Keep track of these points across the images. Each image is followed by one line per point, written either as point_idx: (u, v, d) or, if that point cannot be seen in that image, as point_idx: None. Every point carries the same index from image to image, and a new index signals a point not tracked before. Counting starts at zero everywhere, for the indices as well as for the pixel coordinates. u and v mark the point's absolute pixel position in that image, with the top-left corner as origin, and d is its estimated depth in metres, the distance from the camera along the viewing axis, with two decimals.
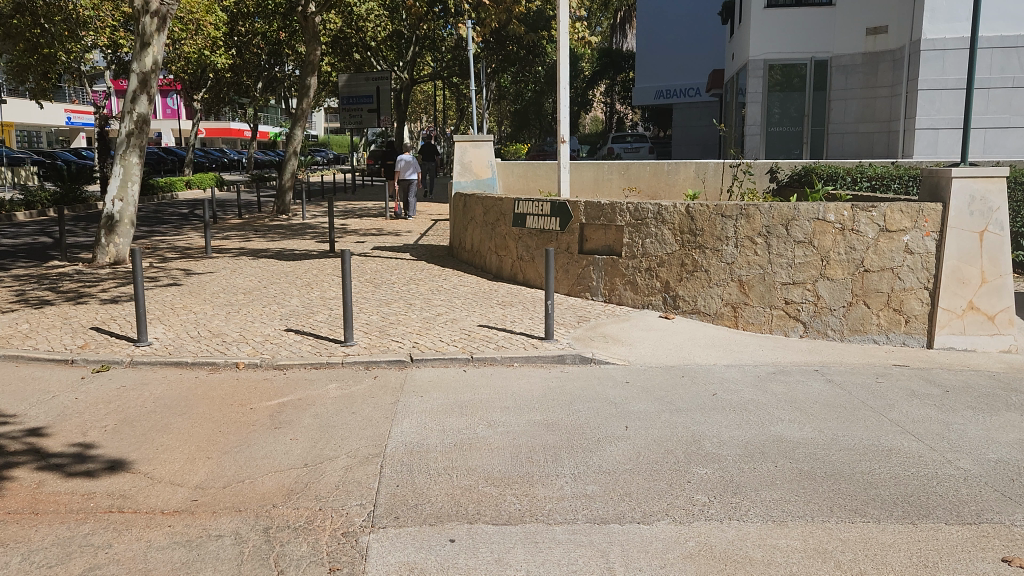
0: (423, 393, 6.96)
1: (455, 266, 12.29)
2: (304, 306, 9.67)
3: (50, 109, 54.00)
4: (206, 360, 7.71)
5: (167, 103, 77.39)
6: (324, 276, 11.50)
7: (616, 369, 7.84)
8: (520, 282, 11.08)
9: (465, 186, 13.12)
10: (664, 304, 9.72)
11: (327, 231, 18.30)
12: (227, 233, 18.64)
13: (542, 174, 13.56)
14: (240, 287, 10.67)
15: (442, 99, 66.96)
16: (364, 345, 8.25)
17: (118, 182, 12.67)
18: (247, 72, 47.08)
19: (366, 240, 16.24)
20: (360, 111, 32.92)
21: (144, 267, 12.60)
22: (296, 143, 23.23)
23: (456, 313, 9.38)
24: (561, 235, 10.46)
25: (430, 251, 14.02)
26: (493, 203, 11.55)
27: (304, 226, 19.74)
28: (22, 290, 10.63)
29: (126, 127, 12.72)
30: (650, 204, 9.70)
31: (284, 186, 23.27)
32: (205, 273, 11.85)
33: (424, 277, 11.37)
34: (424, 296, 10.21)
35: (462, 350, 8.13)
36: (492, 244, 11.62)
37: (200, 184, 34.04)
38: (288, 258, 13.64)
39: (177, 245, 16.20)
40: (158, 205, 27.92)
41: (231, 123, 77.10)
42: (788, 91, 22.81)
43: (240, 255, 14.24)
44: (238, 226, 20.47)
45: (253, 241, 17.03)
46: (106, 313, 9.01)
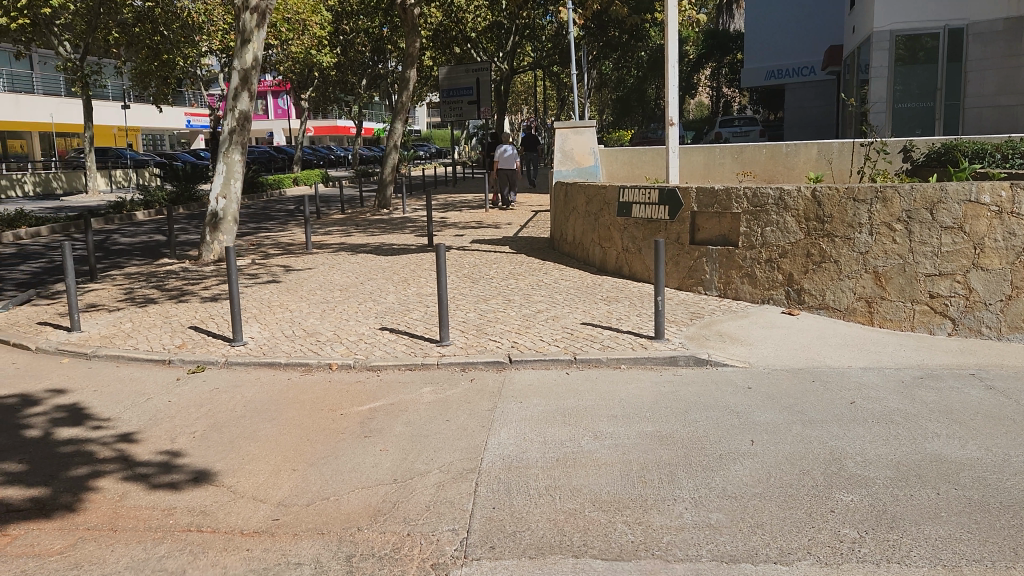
0: (523, 398, 6.42)
1: (556, 259, 11.70)
2: (400, 304, 9.33)
3: (171, 113, 56.96)
4: (299, 360, 7.48)
5: (278, 103, 80.34)
6: (421, 271, 11.17)
7: (736, 372, 7.06)
8: (626, 276, 10.37)
9: (567, 175, 12.51)
10: (787, 298, 8.81)
11: (427, 225, 18.09)
12: (329, 228, 18.77)
13: (648, 160, 12.76)
14: (338, 283, 10.47)
15: (543, 89, 66.32)
16: (461, 345, 7.79)
17: (222, 180, 12.84)
18: (351, 70, 48.03)
19: (464, 233, 15.88)
20: (460, 103, 32.81)
21: (246, 263, 12.68)
22: (397, 137, 23.26)
23: (557, 310, 8.80)
24: (670, 224, 9.68)
25: (530, 244, 13.49)
26: (596, 191, 10.87)
27: (404, 220, 19.66)
28: (130, 289, 10.82)
29: (229, 124, 12.86)
30: (771, 189, 8.80)
31: (385, 180, 23.31)
32: (304, 269, 11.76)
33: (524, 271, 10.84)
34: (523, 291, 9.69)
35: (565, 350, 7.55)
36: (595, 235, 10.96)
37: (307, 180, 34.88)
38: (386, 252, 13.44)
39: (281, 241, 16.36)
40: (267, 202, 28.72)
41: (337, 121, 79.22)
42: (918, 65, 20.93)
43: (340, 250, 14.18)
44: (340, 221, 20.61)
45: (354, 235, 17.01)
46: (204, 312, 9.00)
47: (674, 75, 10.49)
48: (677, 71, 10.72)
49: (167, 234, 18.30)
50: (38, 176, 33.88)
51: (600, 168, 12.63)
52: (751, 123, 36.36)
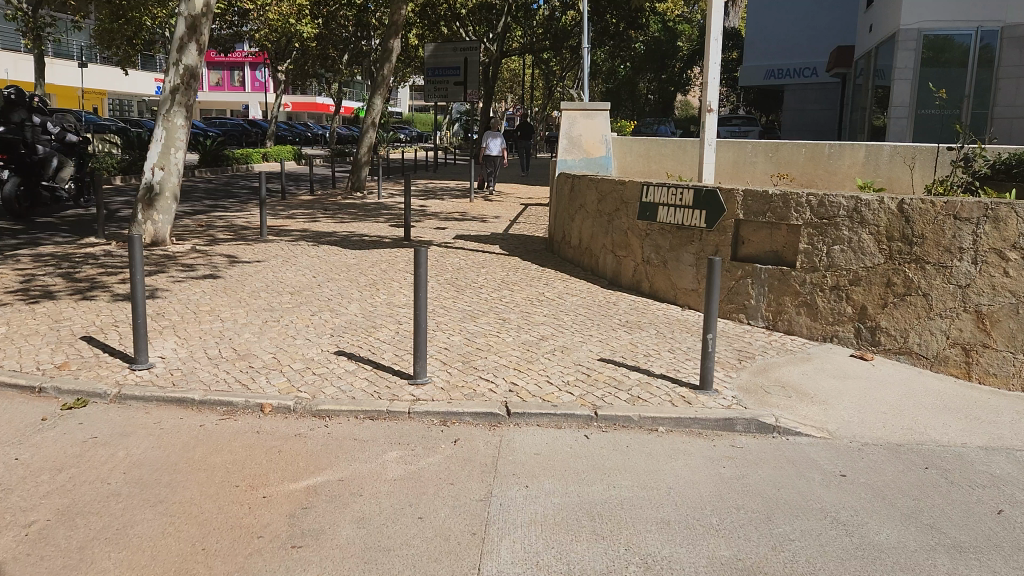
0: (529, 482, 4.48)
1: (556, 266, 9.76)
2: (364, 317, 7.37)
3: (140, 78, 54.24)
4: (219, 399, 5.52)
5: (255, 75, 77.41)
6: (394, 273, 9.20)
7: (815, 447, 5.14)
8: (644, 293, 8.48)
9: (573, 167, 10.53)
10: (857, 337, 6.92)
11: (405, 214, 16.08)
12: (294, 211, 16.70)
13: (668, 154, 10.84)
14: (290, 284, 8.47)
15: (531, 76, 64.16)
16: (442, 384, 5.84)
17: (161, 148, 10.93)
18: (332, 44, 45.64)
19: (447, 226, 13.91)
20: (446, 84, 30.67)
21: (184, 250, 10.63)
22: (376, 114, 21.12)
23: (564, 336, 6.90)
24: (706, 234, 7.78)
25: (524, 244, 11.56)
26: (611, 187, 8.97)
27: (380, 206, 17.63)
28: (31, 279, 8.75)
29: (171, 82, 10.84)
30: (843, 197, 6.90)
31: (361, 161, 21.22)
32: (252, 262, 9.74)
33: (520, 279, 8.92)
34: (520, 307, 7.78)
35: (580, 399, 5.62)
36: (606, 240, 9.06)
37: (278, 157, 32.63)
38: (355, 245, 11.44)
39: (235, 224, 14.30)
40: (231, 177, 26.54)
41: (317, 97, 76.48)
42: (946, 67, 18.64)
43: (301, 238, 12.15)
44: (307, 203, 18.55)
45: (321, 221, 14.97)
46: (109, 319, 7.01)
47: (717, 50, 8.53)
48: (718, 46, 8.73)
49: (107, 209, 16.17)
50: None
51: (612, 160, 10.68)
52: (750, 124, 34.66)
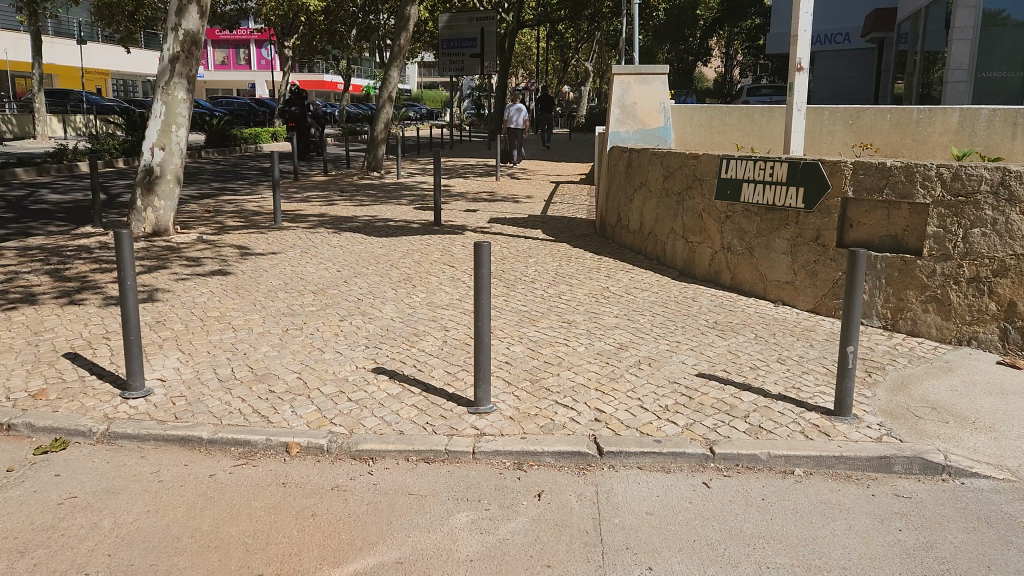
0: (650, 564, 3.34)
1: (613, 253, 8.60)
2: (404, 323, 6.21)
3: (144, 57, 53.05)
4: (232, 438, 4.37)
5: (262, 53, 75.98)
6: (429, 266, 8.04)
7: (1007, 498, 3.93)
8: (725, 285, 7.31)
9: (627, 140, 9.33)
10: (1002, 340, 5.68)
11: (428, 195, 14.87)
12: (309, 194, 15.54)
13: (734, 124, 9.63)
14: (313, 281, 7.34)
15: (544, 49, 62.40)
16: (512, 411, 4.68)
17: (161, 125, 9.75)
18: (341, 18, 44.22)
19: (478, 208, 12.70)
20: (462, 56, 29.25)
21: (190, 241, 9.52)
22: (392, 87, 19.82)
23: (645, 343, 5.73)
24: (804, 216, 6.56)
25: (570, 228, 10.38)
26: (681, 162, 7.76)
27: (400, 187, 16.46)
28: (16, 278, 7.64)
29: (170, 49, 9.62)
30: (986, 169, 5.62)
31: (377, 138, 19.97)
32: (266, 253, 8.58)
33: (576, 270, 7.74)
34: (583, 306, 6.61)
35: (687, 431, 4.45)
36: (674, 224, 7.87)
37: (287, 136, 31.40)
38: (379, 231, 10.26)
39: (245, 208, 13.15)
40: (240, 158, 25.42)
41: (325, 75, 75.01)
42: (1008, 27, 16.65)
43: (321, 224, 11.01)
44: (322, 185, 17.38)
45: (337, 204, 13.79)
46: (100, 330, 5.88)
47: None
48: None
49: (108, 194, 15.06)
50: None
51: (671, 132, 9.45)
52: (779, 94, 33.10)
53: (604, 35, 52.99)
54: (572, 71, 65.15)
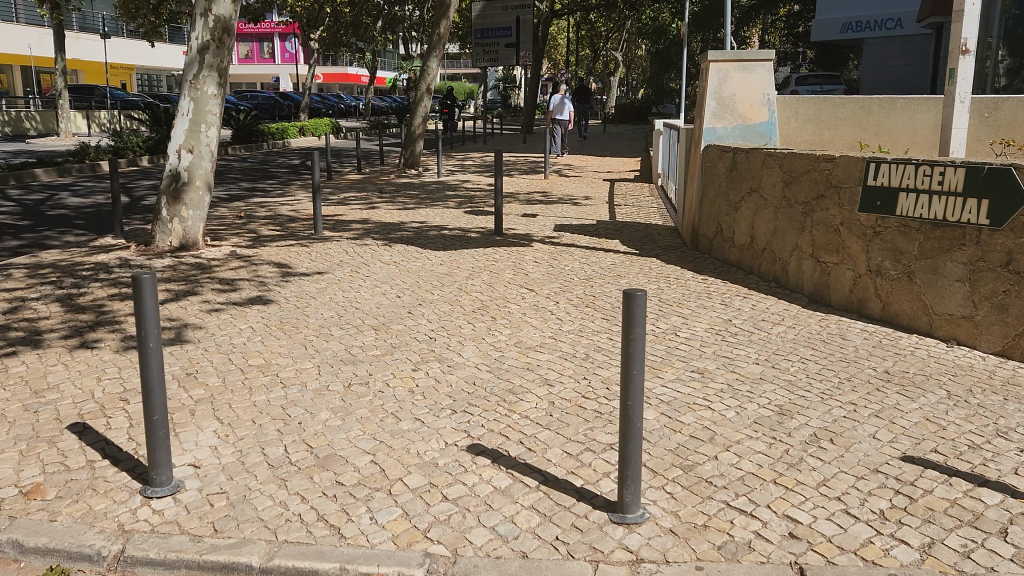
0: None
1: (717, 273, 7.27)
2: (493, 372, 4.96)
3: (168, 50, 52.34)
4: (291, 568, 3.13)
5: (285, 46, 75.21)
6: (504, 290, 6.82)
7: None
8: (872, 316, 5.94)
9: (724, 137, 8.08)
10: None
11: (476, 197, 13.65)
12: (345, 196, 14.38)
13: (848, 118, 8.28)
14: (371, 312, 6.14)
15: (572, 39, 60.76)
16: (671, 523, 3.40)
17: (189, 124, 8.57)
18: (367, 9, 43.05)
19: (536, 213, 11.44)
20: (496, 46, 27.86)
21: (222, 256, 8.36)
22: (431, 78, 18.54)
23: (810, 405, 4.43)
24: (988, 235, 5.18)
25: (652, 237, 9.10)
26: (808, 165, 6.43)
27: (442, 187, 15.29)
28: (21, 307, 6.51)
29: (199, 38, 8.44)
30: None
31: (414, 133, 18.71)
32: (311, 273, 7.39)
33: (684, 296, 6.45)
34: (710, 347, 5.34)
35: (930, 558, 3.13)
36: (799, 240, 6.54)
37: (315, 131, 30.33)
38: (434, 243, 9.04)
39: (280, 214, 12.01)
40: (268, 154, 24.40)
41: (348, 67, 74.18)
42: None
43: (366, 234, 9.84)
44: (357, 185, 16.22)
45: (379, 208, 12.60)
46: (116, 389, 4.70)
47: None
48: None
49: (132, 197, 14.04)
50: (7, 115, 29.51)
51: (775, 127, 8.13)
52: (829, 82, 31.38)
53: (637, 24, 51.26)
54: (602, 61, 63.45)
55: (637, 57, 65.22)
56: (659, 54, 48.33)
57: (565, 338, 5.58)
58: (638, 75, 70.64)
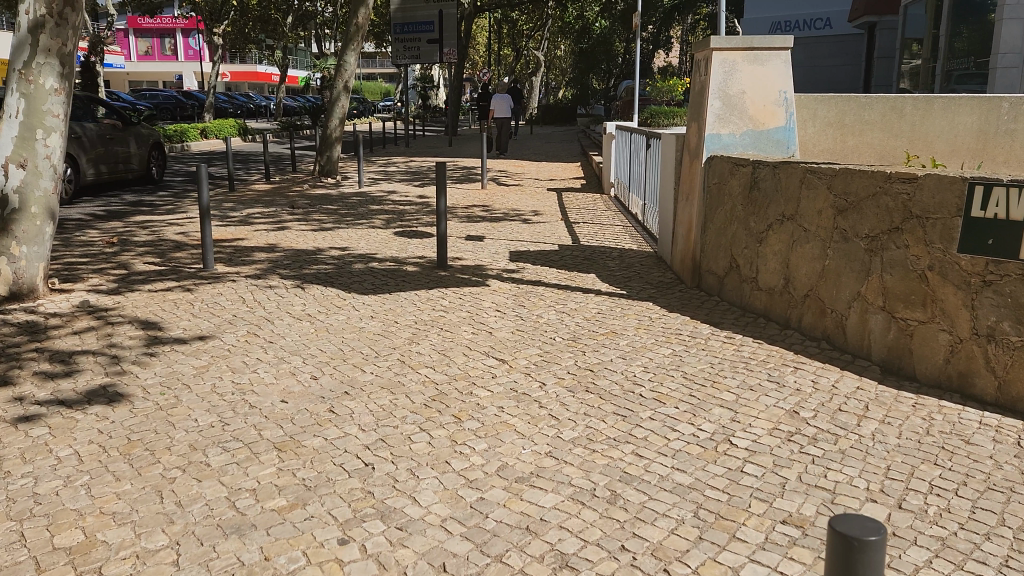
0: None
1: (740, 326, 5.54)
2: (470, 542, 3.04)
3: None
4: None
5: (188, 42, 70.63)
6: (463, 361, 4.94)
7: None
8: (983, 400, 4.25)
9: (732, 146, 6.43)
10: None
11: (406, 214, 11.68)
12: (249, 213, 12.18)
13: (878, 122, 6.79)
14: (274, 414, 4.15)
15: (493, 38, 58.95)
16: None
17: (19, 130, 6.28)
18: (275, 3, 40.09)
19: (481, 235, 9.58)
20: (418, 41, 25.75)
21: (68, 311, 6.15)
22: (348, 74, 16.35)
23: None
24: None
25: (636, 270, 7.38)
26: (875, 187, 4.76)
27: (365, 201, 13.23)
28: None
29: (30, 12, 6.18)
30: None
31: (330, 137, 16.50)
32: (190, 342, 5.31)
33: (715, 370, 4.68)
34: (790, 468, 3.56)
35: None
36: (861, 287, 4.86)
37: (220, 134, 27.58)
38: (360, 282, 7.06)
39: (164, 239, 9.76)
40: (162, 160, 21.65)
41: (258, 65, 70.32)
42: None
43: (273, 269, 7.78)
44: (264, 198, 13.96)
45: (290, 229, 10.51)
46: None
47: None
48: None
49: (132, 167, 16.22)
50: None
51: (793, 133, 6.51)
52: None
53: (559, 23, 49.80)
54: (523, 60, 61.93)
55: (557, 55, 63.88)
56: (582, 54, 46.95)
57: (569, 456, 3.72)
58: (558, 75, 69.55)
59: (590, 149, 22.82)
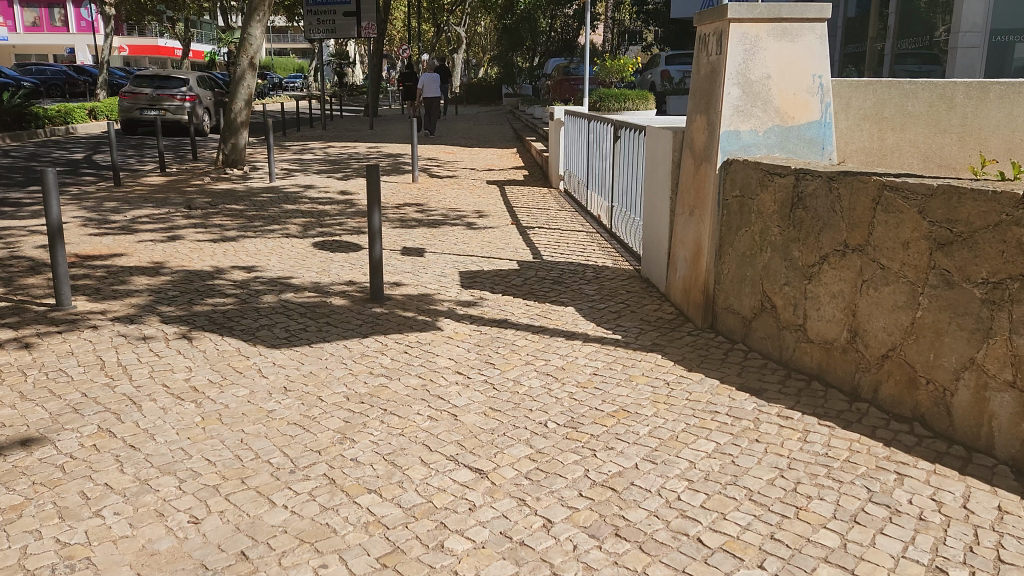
0: None
1: (791, 394, 4.13)
2: None
3: None
4: None
5: (81, 14, 65.40)
6: (422, 479, 3.35)
7: None
8: None
9: (753, 147, 5.06)
10: None
11: (326, 215, 9.93)
12: (135, 215, 10.18)
13: (923, 114, 6.29)
14: None
15: (412, 12, 56.47)
16: None
17: None
18: None
19: (420, 246, 7.97)
20: (334, 14, 23.48)
21: None
22: (254, 48, 14.23)
23: None
24: None
25: (625, 297, 5.95)
26: (1001, 214, 3.31)
27: (278, 198, 11.37)
28: None
29: None
30: None
31: (236, 121, 14.40)
32: (8, 451, 3.56)
33: (791, 487, 3.24)
34: None
35: None
36: (976, 353, 3.43)
37: (111, 114, 24.72)
38: (271, 326, 5.37)
39: (19, 256, 7.78)
40: (41, 145, 19.00)
41: (159, 39, 65.73)
42: None
43: (155, 304, 5.98)
44: (156, 195, 11.91)
45: (184, 240, 8.63)
46: None
47: None
48: None
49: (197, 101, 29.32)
50: None
51: (828, 129, 5.15)
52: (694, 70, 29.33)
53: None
54: (444, 36, 59.73)
55: (478, 32, 61.81)
56: (506, 31, 45.23)
57: None
58: (480, 52, 67.64)
59: (523, 132, 21.28)
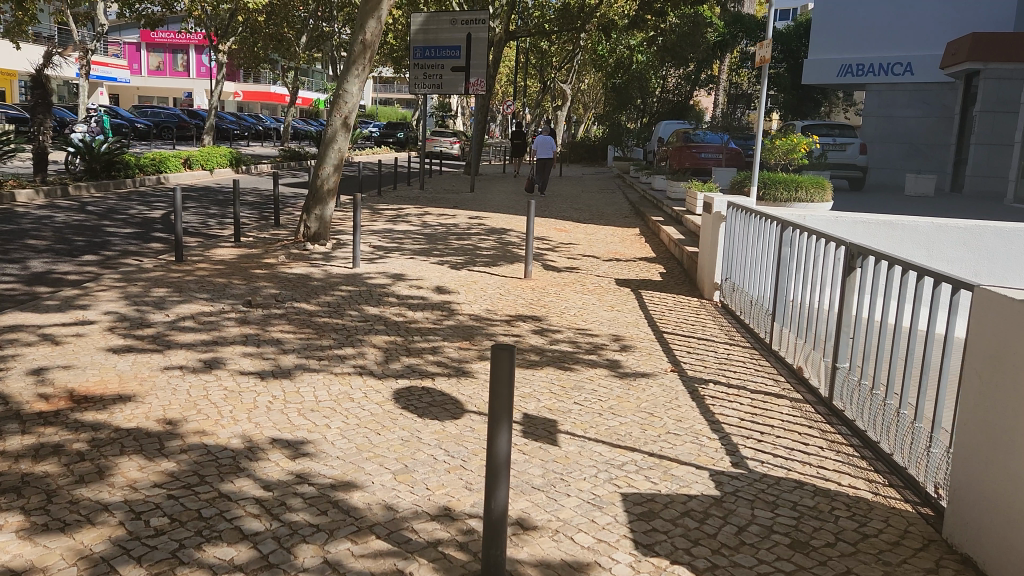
0: None
1: None
2: None
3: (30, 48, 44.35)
4: None
5: (200, 59, 67.65)
6: None
7: None
8: None
9: None
10: None
11: (416, 334, 7.44)
12: (179, 313, 7.94)
13: None
14: None
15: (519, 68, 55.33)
16: None
17: None
18: (286, 22, 36.56)
19: (551, 419, 5.29)
20: (441, 69, 21.67)
21: None
22: (349, 103, 12.18)
23: None
24: None
25: None
26: None
27: (359, 295, 8.98)
28: None
29: None
30: None
31: (322, 188, 12.21)
32: None
33: None
34: None
35: None
36: None
37: (207, 164, 23.35)
38: None
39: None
40: (122, 197, 17.59)
41: (271, 86, 67.06)
42: None
43: (120, 545, 3.48)
44: (216, 278, 9.74)
45: (223, 367, 6.24)
46: None
47: None
48: None
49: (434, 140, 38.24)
50: None
51: None
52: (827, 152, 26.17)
53: (590, 55, 45.84)
54: (548, 94, 58.34)
55: (584, 89, 60.11)
56: (615, 90, 43.04)
57: None
58: (583, 111, 65.86)
59: (643, 207, 18.60)
